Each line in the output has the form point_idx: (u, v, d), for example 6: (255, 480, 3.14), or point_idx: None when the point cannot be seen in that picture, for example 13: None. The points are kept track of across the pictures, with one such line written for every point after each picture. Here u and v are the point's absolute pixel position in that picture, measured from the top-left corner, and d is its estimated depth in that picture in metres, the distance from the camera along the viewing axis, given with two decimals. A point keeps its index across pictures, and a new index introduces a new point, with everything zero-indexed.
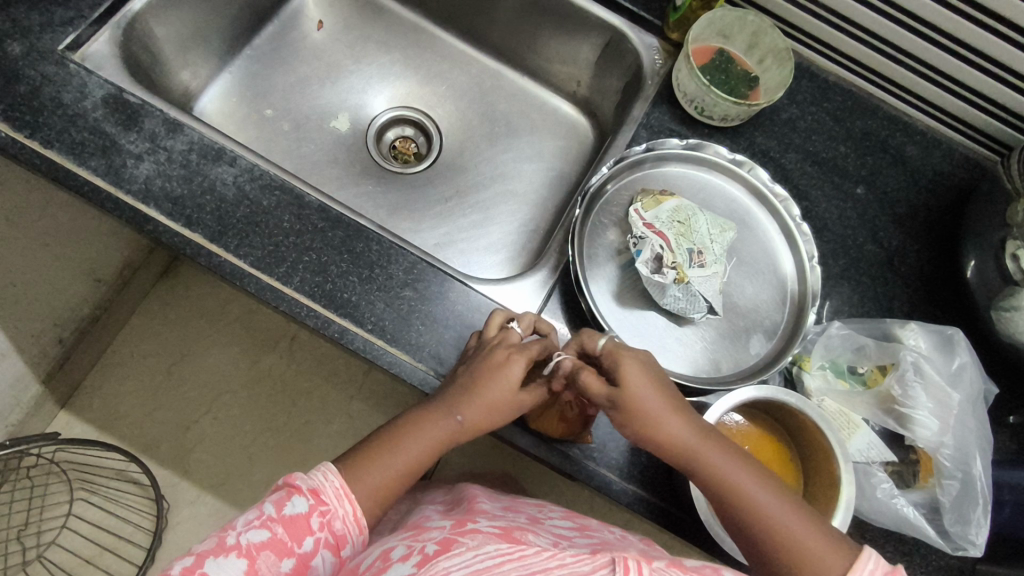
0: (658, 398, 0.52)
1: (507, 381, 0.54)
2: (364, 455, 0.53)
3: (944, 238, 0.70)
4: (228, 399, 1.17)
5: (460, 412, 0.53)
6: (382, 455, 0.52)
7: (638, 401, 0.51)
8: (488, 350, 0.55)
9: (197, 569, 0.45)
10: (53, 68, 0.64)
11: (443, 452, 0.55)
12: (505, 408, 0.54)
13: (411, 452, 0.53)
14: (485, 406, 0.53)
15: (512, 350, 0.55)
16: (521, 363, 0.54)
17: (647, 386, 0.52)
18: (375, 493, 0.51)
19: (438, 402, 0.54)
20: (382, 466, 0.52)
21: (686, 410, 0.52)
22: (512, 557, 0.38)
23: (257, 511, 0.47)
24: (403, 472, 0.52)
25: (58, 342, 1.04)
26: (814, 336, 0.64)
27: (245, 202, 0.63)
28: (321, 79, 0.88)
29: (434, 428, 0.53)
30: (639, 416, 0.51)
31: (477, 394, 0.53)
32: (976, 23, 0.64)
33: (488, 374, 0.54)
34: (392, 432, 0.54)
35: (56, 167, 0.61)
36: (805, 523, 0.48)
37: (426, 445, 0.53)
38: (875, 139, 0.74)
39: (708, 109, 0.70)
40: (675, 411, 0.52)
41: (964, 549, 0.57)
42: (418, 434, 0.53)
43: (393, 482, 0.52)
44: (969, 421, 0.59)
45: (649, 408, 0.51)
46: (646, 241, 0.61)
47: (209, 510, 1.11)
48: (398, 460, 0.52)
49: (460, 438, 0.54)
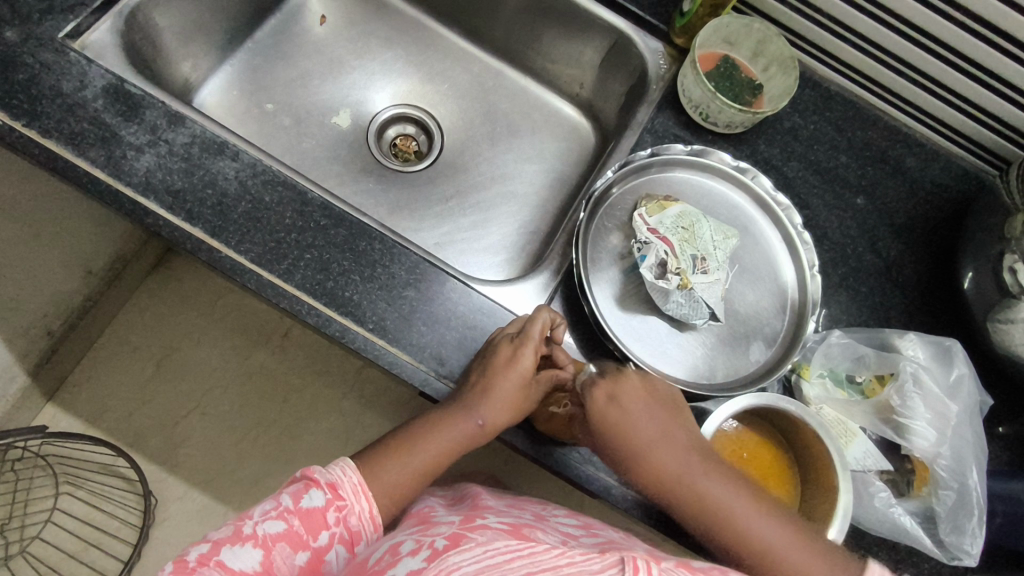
0: (653, 433, 0.52)
1: (519, 375, 0.54)
2: (380, 452, 0.53)
3: (941, 249, 0.71)
4: (219, 394, 1.16)
5: (480, 415, 0.54)
6: (399, 456, 0.53)
7: (632, 435, 0.52)
8: (495, 345, 0.56)
9: (213, 558, 0.44)
10: (53, 56, 0.63)
11: (460, 452, 0.55)
12: (520, 404, 0.55)
13: (429, 454, 0.53)
14: (503, 406, 0.54)
15: (520, 344, 0.55)
16: (530, 358, 0.55)
17: (642, 420, 0.52)
18: (392, 494, 0.52)
19: (455, 404, 0.54)
20: (400, 467, 0.52)
21: (685, 441, 0.52)
22: (522, 553, 0.38)
23: (274, 502, 0.47)
24: (420, 472, 0.53)
25: (46, 334, 1.02)
26: (813, 345, 0.65)
27: (247, 197, 0.62)
28: (322, 74, 0.88)
29: (455, 431, 0.54)
30: (632, 455, 0.52)
31: (494, 395, 0.54)
32: (979, 37, 0.65)
33: (502, 372, 0.54)
34: (406, 437, 0.54)
35: (54, 158, 0.60)
36: (795, 545, 0.49)
37: (445, 446, 0.54)
38: (875, 149, 0.74)
39: (712, 116, 0.71)
40: (671, 444, 0.52)
41: (959, 559, 0.58)
42: (440, 435, 0.54)
43: (410, 481, 0.52)
44: (966, 432, 0.60)
45: (637, 443, 0.52)
46: (651, 247, 0.61)
47: (198, 506, 1.10)
48: (416, 460, 0.53)
49: (479, 439, 0.55)
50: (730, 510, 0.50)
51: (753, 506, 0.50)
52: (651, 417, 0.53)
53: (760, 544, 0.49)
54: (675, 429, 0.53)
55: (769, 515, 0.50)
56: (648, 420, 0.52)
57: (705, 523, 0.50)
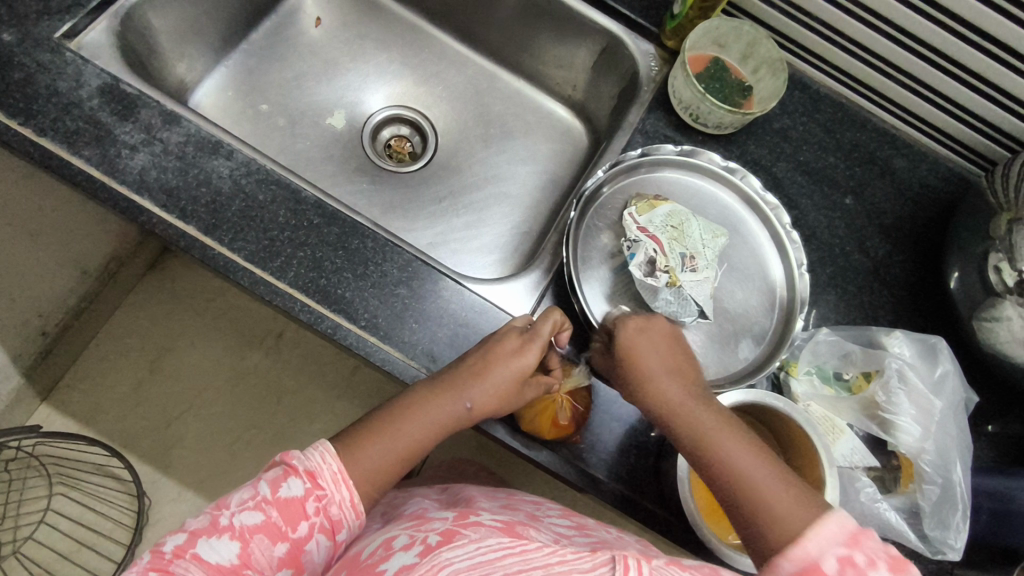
0: (660, 362, 0.53)
1: (519, 365, 0.56)
2: (361, 432, 0.53)
3: (928, 249, 0.72)
4: (214, 395, 1.16)
5: (471, 399, 0.54)
6: (381, 435, 0.52)
7: (640, 358, 0.53)
8: (503, 332, 0.57)
9: (189, 549, 0.45)
10: (49, 56, 0.64)
11: (440, 436, 0.55)
12: (512, 395, 0.56)
13: (412, 436, 0.53)
14: (495, 393, 0.55)
15: (528, 338, 0.57)
16: (535, 351, 0.57)
17: (652, 347, 0.54)
18: (372, 477, 0.51)
19: (446, 386, 0.54)
20: (381, 448, 0.52)
21: (690, 379, 0.53)
22: (514, 551, 0.39)
23: (252, 491, 0.48)
24: (402, 455, 0.53)
25: (41, 333, 1.02)
26: (801, 342, 0.65)
27: (240, 196, 0.62)
28: (318, 75, 0.88)
29: (443, 413, 0.54)
30: (635, 378, 0.53)
31: (489, 381, 0.55)
32: (964, 40, 0.66)
33: (503, 359, 0.55)
34: (390, 415, 0.54)
35: (50, 156, 0.61)
36: (775, 482, 0.45)
37: (430, 429, 0.54)
38: (864, 151, 0.75)
39: (703, 117, 0.71)
40: (675, 375, 0.53)
41: (943, 553, 0.58)
42: (425, 419, 0.54)
43: (390, 467, 0.52)
44: (949, 428, 0.60)
45: (644, 365, 0.53)
46: (640, 245, 0.62)
47: (191, 507, 1.10)
48: (397, 442, 0.52)
49: (463, 424, 0.55)
50: (715, 433, 0.48)
51: (729, 427, 0.49)
52: (661, 348, 0.54)
53: (737, 471, 0.47)
54: (687, 371, 0.53)
55: (755, 446, 0.48)
56: (659, 354, 0.54)
57: (687, 443, 0.49)
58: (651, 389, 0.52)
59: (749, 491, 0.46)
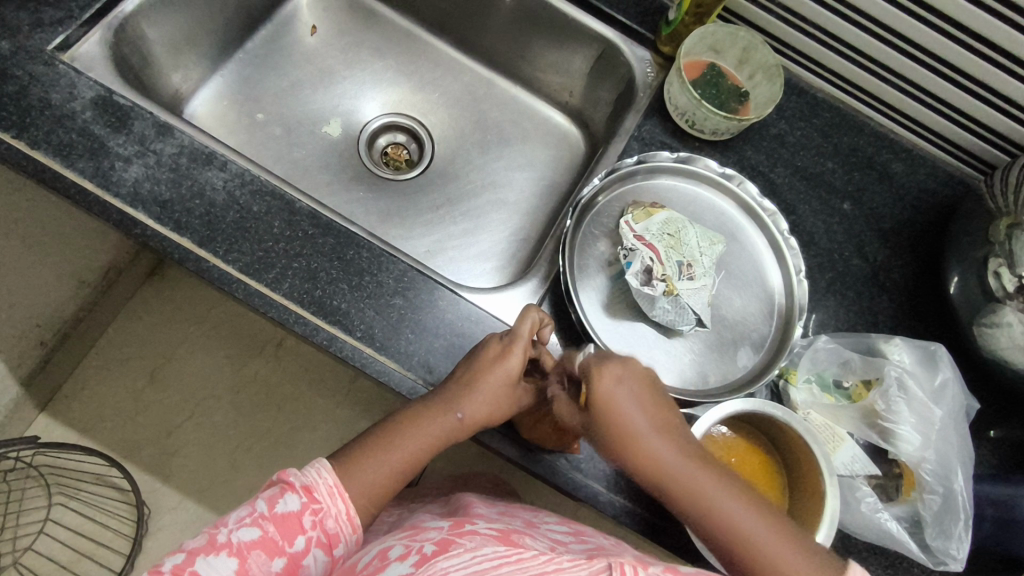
0: (643, 414, 0.50)
1: (507, 372, 0.55)
2: (353, 452, 0.53)
3: (928, 254, 0.71)
4: (213, 403, 1.16)
5: (461, 408, 0.54)
6: (375, 453, 0.52)
7: (625, 420, 0.49)
8: (484, 341, 0.56)
9: (187, 567, 0.45)
10: (42, 69, 0.64)
11: (440, 448, 0.55)
12: (505, 402, 0.55)
13: (406, 452, 0.53)
14: (486, 402, 0.54)
15: (509, 342, 0.56)
16: (519, 355, 0.55)
17: (633, 401, 0.50)
18: (371, 490, 0.51)
19: (437, 399, 0.54)
20: (373, 466, 0.52)
21: (676, 429, 0.50)
22: (510, 559, 0.38)
23: (249, 508, 0.47)
24: (396, 470, 0.52)
25: (39, 344, 1.02)
26: (800, 350, 0.65)
27: (234, 207, 0.62)
28: (313, 83, 0.88)
29: (436, 425, 0.53)
30: (618, 435, 0.49)
31: (478, 391, 0.54)
32: (961, 44, 0.65)
33: (487, 367, 0.54)
34: (384, 433, 0.54)
35: (42, 168, 0.60)
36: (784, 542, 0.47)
37: (426, 440, 0.53)
38: (862, 155, 0.75)
39: (699, 123, 0.71)
40: (662, 430, 0.50)
41: (945, 564, 0.58)
42: (418, 431, 0.53)
43: (388, 479, 0.52)
44: (950, 437, 0.60)
45: (630, 425, 0.49)
46: (637, 253, 0.61)
47: (191, 516, 1.10)
48: (390, 459, 0.52)
49: (460, 435, 0.54)
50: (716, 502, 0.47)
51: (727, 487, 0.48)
52: (641, 401, 0.50)
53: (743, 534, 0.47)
54: (671, 420, 0.50)
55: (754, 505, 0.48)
56: (641, 405, 0.50)
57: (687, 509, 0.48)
58: (643, 454, 0.49)
59: (756, 554, 0.46)
